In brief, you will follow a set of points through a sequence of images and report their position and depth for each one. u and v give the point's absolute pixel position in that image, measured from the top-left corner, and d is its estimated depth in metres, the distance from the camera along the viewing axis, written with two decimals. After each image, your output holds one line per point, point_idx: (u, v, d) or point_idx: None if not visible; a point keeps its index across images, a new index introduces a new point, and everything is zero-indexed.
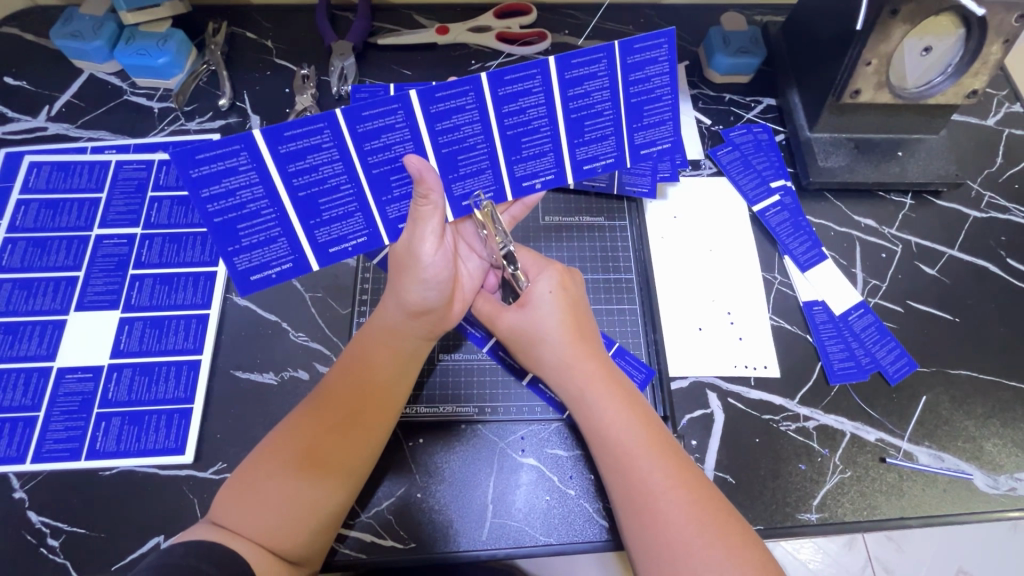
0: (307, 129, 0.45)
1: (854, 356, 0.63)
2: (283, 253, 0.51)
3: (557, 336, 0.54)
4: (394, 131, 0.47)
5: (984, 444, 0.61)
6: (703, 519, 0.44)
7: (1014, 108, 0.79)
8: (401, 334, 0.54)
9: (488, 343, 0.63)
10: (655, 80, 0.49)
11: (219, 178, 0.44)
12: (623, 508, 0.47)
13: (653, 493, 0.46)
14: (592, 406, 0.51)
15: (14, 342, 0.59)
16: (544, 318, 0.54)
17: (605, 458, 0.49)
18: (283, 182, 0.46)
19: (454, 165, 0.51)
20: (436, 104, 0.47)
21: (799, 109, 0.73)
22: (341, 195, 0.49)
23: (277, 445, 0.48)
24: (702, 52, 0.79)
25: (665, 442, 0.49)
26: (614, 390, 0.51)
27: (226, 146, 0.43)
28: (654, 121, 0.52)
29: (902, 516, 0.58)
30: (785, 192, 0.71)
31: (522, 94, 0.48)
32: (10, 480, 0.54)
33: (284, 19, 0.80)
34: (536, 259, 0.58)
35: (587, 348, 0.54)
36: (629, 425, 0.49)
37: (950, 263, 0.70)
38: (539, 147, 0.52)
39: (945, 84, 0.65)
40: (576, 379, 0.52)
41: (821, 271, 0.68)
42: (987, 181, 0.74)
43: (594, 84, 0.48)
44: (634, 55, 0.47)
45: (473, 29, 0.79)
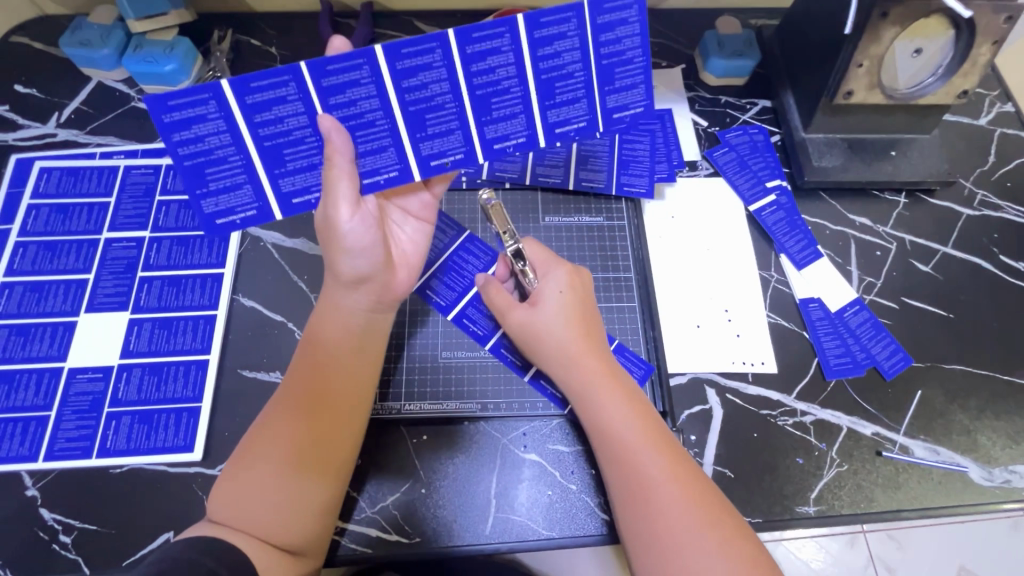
0: (272, 82, 0.46)
1: (850, 352, 0.64)
2: (247, 200, 0.51)
3: (564, 333, 0.55)
4: (359, 86, 0.48)
5: (979, 438, 0.62)
6: (696, 511, 0.45)
7: (1006, 107, 0.81)
8: (351, 312, 0.55)
9: (490, 341, 0.63)
10: (625, 42, 0.50)
11: (188, 123, 0.46)
12: (619, 497, 0.48)
13: (649, 486, 0.47)
14: (594, 400, 0.52)
15: (26, 343, 0.60)
16: (550, 316, 0.56)
17: (603, 450, 0.51)
18: (249, 131, 0.47)
19: (423, 124, 0.51)
20: (402, 60, 0.47)
21: (793, 111, 0.74)
22: (307, 147, 0.50)
23: (259, 438, 0.49)
24: (698, 55, 0.81)
25: (663, 436, 0.50)
26: (614, 383, 0.53)
27: (196, 94, 0.45)
28: (568, 100, 0.52)
29: (898, 509, 0.59)
30: (780, 191, 0.73)
31: (489, 52, 0.48)
32: (23, 477, 0.56)
33: (288, 26, 0.81)
34: (546, 258, 0.60)
35: (592, 343, 0.55)
36: (628, 419, 0.50)
37: (944, 260, 0.71)
38: (511, 107, 0.52)
39: (936, 84, 0.66)
40: (580, 373, 0.53)
41: (816, 269, 0.69)
42: (979, 180, 0.76)
43: (563, 44, 0.49)
44: (604, 15, 0.48)
45: None
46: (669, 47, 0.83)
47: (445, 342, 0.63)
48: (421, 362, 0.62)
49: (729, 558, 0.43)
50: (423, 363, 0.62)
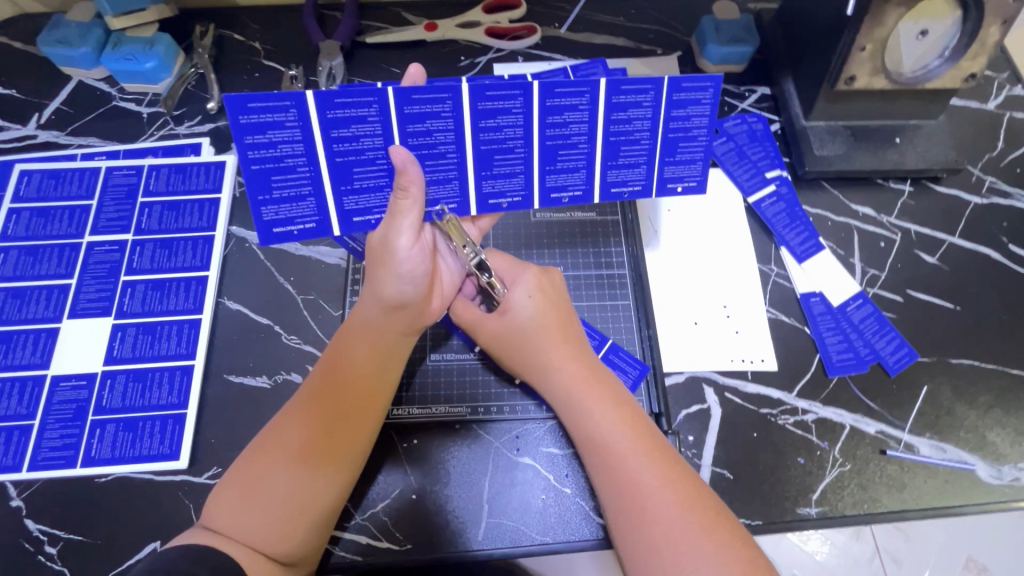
0: (356, 100, 0.46)
1: (853, 347, 0.62)
2: (308, 213, 0.50)
3: (540, 341, 0.53)
4: (439, 119, 0.48)
5: (987, 434, 0.60)
6: (693, 517, 0.43)
7: (1015, 90, 0.78)
8: (380, 329, 0.53)
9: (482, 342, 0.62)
10: (693, 120, 0.52)
11: (264, 128, 0.45)
12: (612, 506, 0.47)
13: (642, 492, 0.45)
14: (579, 407, 0.51)
15: (8, 351, 0.59)
16: (524, 323, 0.54)
17: (593, 458, 0.49)
18: (324, 145, 0.47)
19: (489, 163, 0.52)
20: (484, 101, 0.48)
21: (794, 98, 0.72)
22: (376, 169, 0.49)
23: (268, 443, 0.48)
24: (695, 42, 0.78)
25: (654, 442, 0.48)
26: (601, 389, 0.51)
27: (278, 101, 0.44)
28: (629, 162, 0.54)
29: (902, 509, 0.57)
30: (780, 182, 0.70)
31: (567, 109, 0.49)
32: (7, 488, 0.55)
33: (272, 20, 0.79)
34: (511, 265, 0.58)
35: (572, 348, 0.54)
36: (617, 423, 0.49)
37: (951, 251, 0.68)
38: (574, 161, 0.53)
39: (943, 67, 0.63)
40: (561, 379, 0.52)
41: (818, 262, 0.67)
42: (987, 166, 0.73)
43: (637, 112, 0.51)
44: (680, 92, 0.50)
45: (462, 25, 0.78)
46: (665, 34, 0.80)
47: (434, 345, 0.62)
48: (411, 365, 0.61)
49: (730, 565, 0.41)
50: (412, 365, 0.61)
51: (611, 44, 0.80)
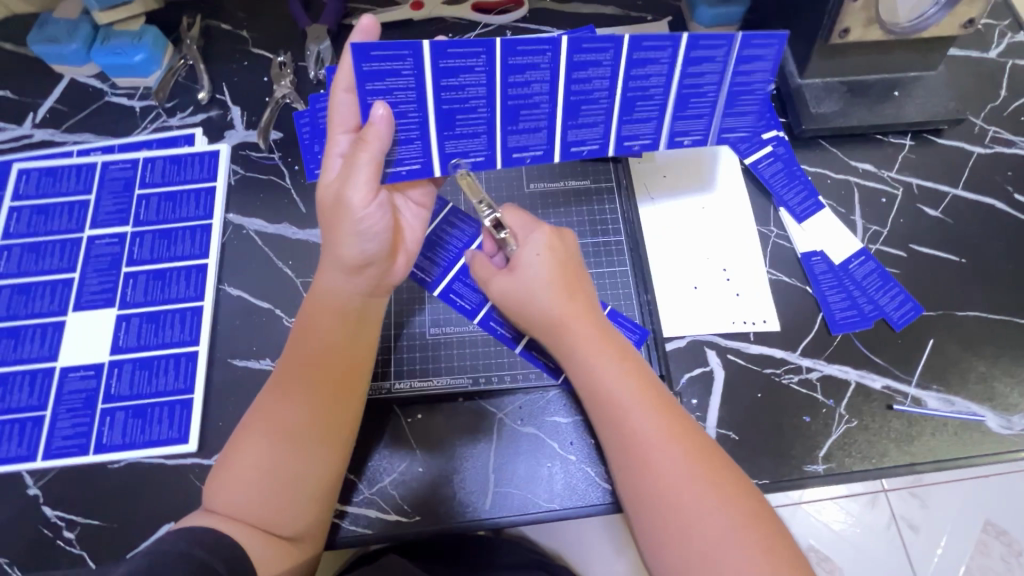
0: (463, 51, 0.48)
1: (856, 304, 0.62)
2: (414, 155, 0.53)
3: (548, 297, 0.52)
4: (537, 70, 0.50)
5: (996, 385, 0.59)
6: (695, 467, 0.44)
7: (1017, 37, 0.76)
8: (346, 297, 0.53)
9: (478, 316, 0.60)
10: (707, 77, 0.52)
11: (383, 75, 0.48)
12: (619, 465, 0.47)
13: (645, 445, 0.45)
14: (581, 364, 0.50)
15: (17, 345, 0.60)
16: (531, 280, 0.53)
17: (601, 416, 0.49)
18: (434, 91, 0.49)
19: (577, 114, 0.53)
20: (579, 53, 0.50)
21: (788, 56, 0.70)
22: (474, 117, 0.52)
23: (255, 424, 0.49)
24: (685, 6, 0.77)
25: (659, 398, 0.48)
26: (605, 347, 0.50)
27: (397, 49, 0.46)
28: (696, 114, 0.55)
29: (911, 462, 0.57)
30: (777, 142, 0.69)
31: (648, 62, 0.51)
32: (24, 477, 0.56)
33: (258, 8, 0.79)
34: (526, 222, 0.57)
35: (578, 304, 0.53)
36: (622, 381, 0.48)
37: (954, 203, 0.67)
38: (648, 112, 0.54)
39: (939, 15, 0.61)
40: (567, 336, 0.51)
41: (817, 221, 0.66)
42: (990, 116, 0.71)
43: (709, 67, 0.52)
44: (750, 49, 0.51)
45: (447, 2, 0.78)
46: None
47: (431, 318, 0.62)
48: (407, 340, 0.61)
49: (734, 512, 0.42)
50: (412, 339, 0.61)
51: (599, 13, 0.78)
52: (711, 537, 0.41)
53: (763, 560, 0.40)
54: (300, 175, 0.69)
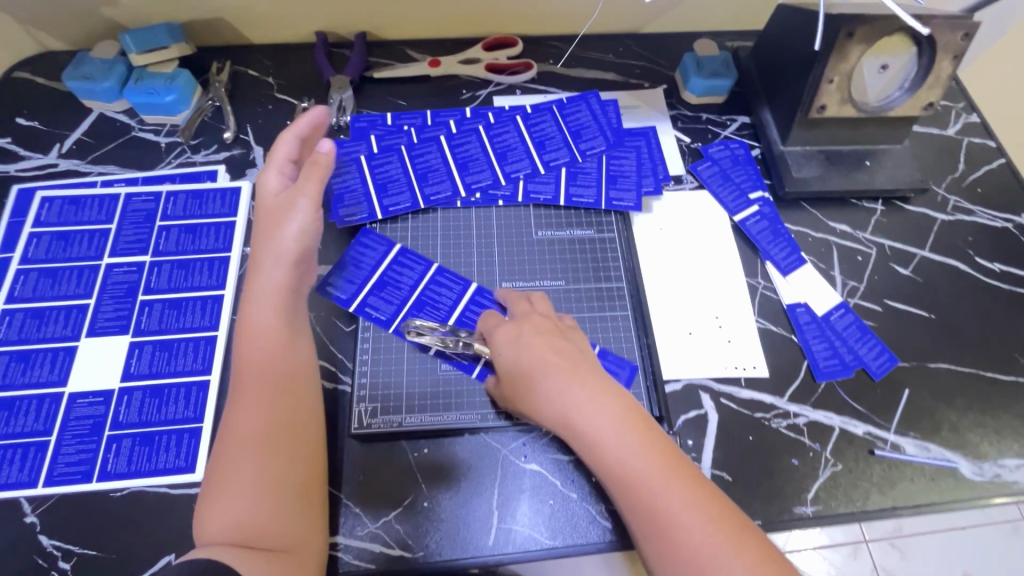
0: (386, 150, 0.74)
1: (838, 354, 0.66)
2: (404, 200, 0.71)
3: (551, 375, 0.53)
4: (431, 151, 0.75)
5: (968, 434, 0.63)
6: (722, 536, 0.45)
7: (971, 118, 0.85)
8: (280, 286, 0.59)
9: (477, 369, 0.63)
10: (546, 129, 0.77)
11: (372, 161, 0.73)
12: (643, 539, 0.47)
13: (669, 522, 0.46)
14: (592, 439, 0.50)
15: (26, 369, 0.61)
16: (522, 359, 0.55)
17: (617, 491, 0.49)
18: (411, 163, 0.73)
19: (467, 169, 0.74)
20: (456, 137, 0.76)
21: (771, 125, 0.78)
22: (399, 182, 0.72)
23: (230, 440, 0.51)
24: (678, 76, 0.85)
25: (671, 463, 0.49)
26: (614, 417, 0.51)
27: (383, 148, 0.75)
28: (555, 150, 0.75)
29: (894, 506, 0.60)
30: (763, 202, 0.76)
31: (504, 132, 0.76)
32: (22, 504, 0.55)
33: (285, 57, 0.84)
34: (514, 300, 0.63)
35: (574, 375, 0.53)
36: (634, 453, 0.49)
37: (923, 263, 0.73)
38: (520, 157, 0.75)
39: (903, 97, 0.70)
40: (568, 411, 0.52)
41: (801, 275, 0.71)
42: (951, 187, 0.79)
43: (545, 125, 0.77)
44: (570, 107, 0.79)
45: (463, 61, 0.84)
46: (650, 68, 0.87)
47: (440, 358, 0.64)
48: (420, 376, 0.63)
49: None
50: (425, 374, 0.63)
51: (601, 79, 0.86)
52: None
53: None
54: None
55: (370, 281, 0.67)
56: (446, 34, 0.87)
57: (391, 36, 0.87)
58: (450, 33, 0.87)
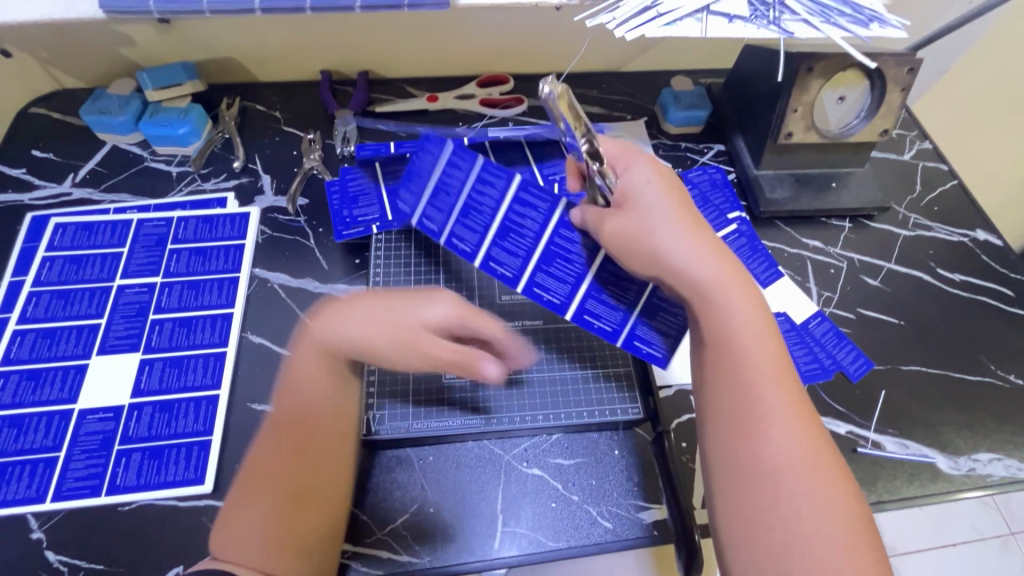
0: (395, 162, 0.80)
1: (818, 359, 0.70)
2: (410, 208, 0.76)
3: (683, 238, 0.51)
4: None
5: (942, 431, 0.67)
6: (813, 459, 0.42)
7: (924, 144, 0.93)
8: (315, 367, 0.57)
9: (521, 283, 0.57)
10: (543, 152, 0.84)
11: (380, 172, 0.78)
12: (732, 426, 0.45)
13: (771, 420, 0.44)
14: (724, 314, 0.48)
15: (37, 387, 0.62)
16: (651, 210, 0.52)
17: (726, 367, 0.47)
18: None
19: None
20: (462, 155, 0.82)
21: (744, 151, 0.85)
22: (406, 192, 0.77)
23: (260, 466, 0.53)
24: (658, 109, 0.92)
25: (791, 378, 0.46)
26: (745, 296, 0.49)
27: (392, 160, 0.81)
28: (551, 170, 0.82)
29: (878, 501, 0.63)
30: (740, 221, 0.81)
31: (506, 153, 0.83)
32: (28, 521, 0.55)
33: (292, 93, 0.90)
34: (622, 151, 0.58)
35: (710, 241, 0.51)
36: (755, 339, 0.47)
37: (889, 274, 0.79)
38: (518, 176, 0.81)
39: (861, 125, 0.77)
40: (703, 284, 0.49)
41: (779, 287, 0.76)
42: (910, 206, 0.86)
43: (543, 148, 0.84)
44: None
45: (459, 96, 0.91)
46: (632, 102, 0.94)
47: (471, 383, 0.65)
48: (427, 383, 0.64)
49: (845, 513, 0.41)
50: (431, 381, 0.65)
51: (587, 111, 0.93)
52: (806, 520, 0.40)
53: (850, 554, 0.39)
54: (324, 236, 0.76)
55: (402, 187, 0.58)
56: (443, 72, 0.94)
57: (391, 74, 0.93)
58: (446, 71, 0.94)
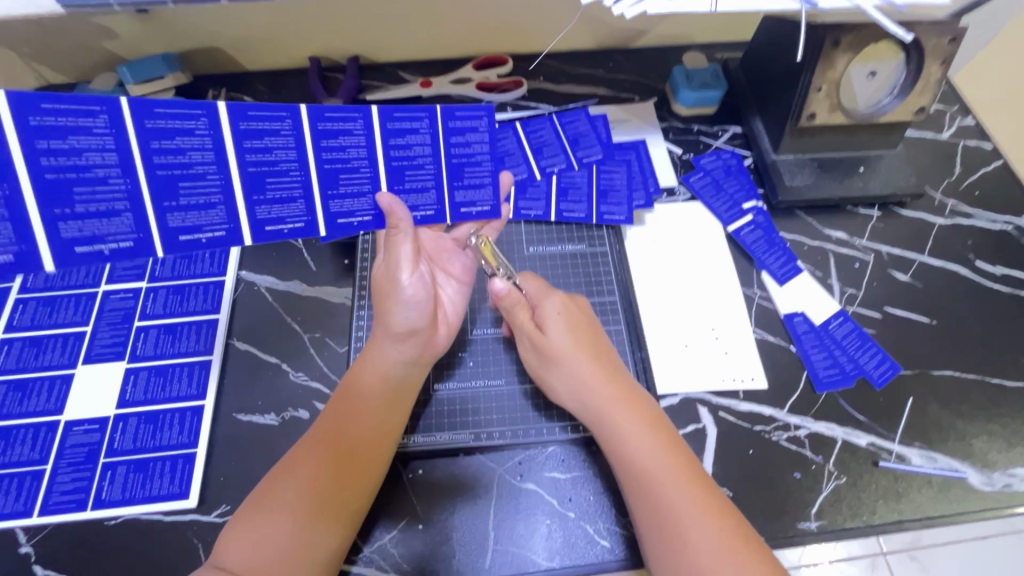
0: None
1: (838, 363, 0.65)
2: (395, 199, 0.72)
3: (584, 366, 0.58)
4: None
5: (975, 442, 0.62)
6: (728, 542, 0.48)
7: (966, 121, 0.84)
8: (389, 364, 0.57)
9: (446, 213, 0.61)
10: (545, 134, 0.78)
11: None
12: (652, 534, 0.50)
13: (681, 521, 0.49)
14: (625, 442, 0.54)
15: (23, 398, 0.61)
16: (558, 341, 0.58)
17: (635, 487, 0.52)
18: None
19: None
20: None
21: (762, 134, 0.78)
22: None
23: (289, 472, 0.51)
24: (669, 88, 0.85)
25: (688, 468, 0.52)
26: (633, 413, 0.55)
27: None
28: (551, 155, 0.76)
29: (900, 519, 0.58)
30: (757, 211, 0.75)
31: (503, 136, 0.77)
32: (16, 535, 0.55)
33: (280, 83, 0.86)
34: (540, 288, 0.63)
35: (608, 371, 0.58)
36: (653, 449, 0.53)
37: (922, 268, 0.72)
38: (515, 162, 0.76)
39: (893, 103, 0.70)
40: (603, 410, 0.56)
41: (797, 284, 0.70)
42: (948, 190, 0.78)
43: (544, 131, 0.78)
44: (567, 118, 0.79)
45: (454, 81, 0.85)
46: (640, 82, 0.87)
47: (446, 374, 0.64)
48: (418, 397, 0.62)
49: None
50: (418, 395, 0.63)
51: (591, 93, 0.86)
52: None
53: None
54: None
55: (218, 208, 0.53)
56: (437, 55, 0.89)
57: (383, 58, 0.88)
58: (441, 54, 0.89)
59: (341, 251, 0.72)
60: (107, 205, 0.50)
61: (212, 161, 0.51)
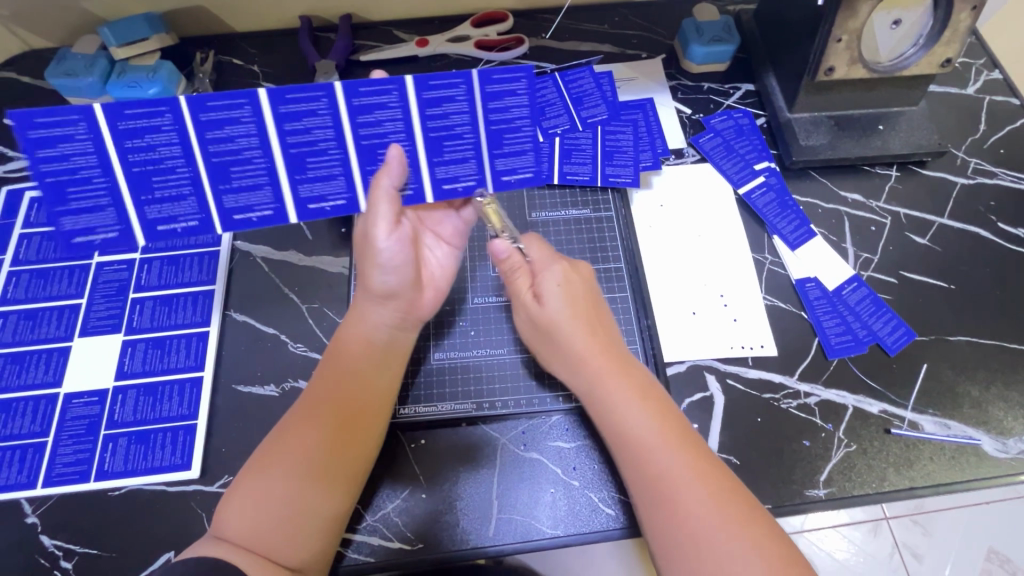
0: None
1: (851, 330, 0.63)
2: None
3: (575, 335, 0.56)
4: None
5: (990, 409, 0.60)
6: (724, 511, 0.46)
7: (993, 75, 0.80)
8: (375, 329, 0.56)
9: (488, 183, 0.54)
10: (548, 94, 0.74)
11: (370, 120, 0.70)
12: (643, 500, 0.50)
13: (673, 489, 0.48)
14: (616, 411, 0.53)
15: (21, 371, 0.60)
16: (554, 311, 0.56)
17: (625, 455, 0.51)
18: None
19: None
20: None
21: (777, 92, 0.74)
22: None
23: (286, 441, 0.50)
24: (678, 44, 0.80)
25: (680, 434, 0.51)
26: (625, 382, 0.54)
27: None
28: (555, 116, 0.73)
29: (912, 486, 0.57)
30: (769, 172, 0.72)
31: None
32: (22, 505, 0.55)
33: (271, 45, 0.83)
34: (545, 253, 0.60)
35: (602, 339, 0.56)
36: (645, 419, 0.52)
37: (941, 231, 0.69)
38: None
39: (918, 54, 0.65)
40: (592, 377, 0.54)
41: (810, 249, 0.68)
42: (971, 149, 0.74)
43: (547, 91, 0.74)
44: (571, 76, 0.75)
45: (452, 39, 0.81)
46: (647, 37, 0.83)
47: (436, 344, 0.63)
48: (416, 366, 0.61)
49: (761, 554, 0.45)
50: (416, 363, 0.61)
51: (596, 50, 0.82)
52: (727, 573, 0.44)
53: None
54: None
55: (267, 188, 0.51)
56: (433, 11, 0.84)
57: (376, 16, 0.84)
58: (437, 10, 0.84)
59: (338, 219, 0.70)
60: (176, 191, 0.49)
61: (260, 146, 0.49)
